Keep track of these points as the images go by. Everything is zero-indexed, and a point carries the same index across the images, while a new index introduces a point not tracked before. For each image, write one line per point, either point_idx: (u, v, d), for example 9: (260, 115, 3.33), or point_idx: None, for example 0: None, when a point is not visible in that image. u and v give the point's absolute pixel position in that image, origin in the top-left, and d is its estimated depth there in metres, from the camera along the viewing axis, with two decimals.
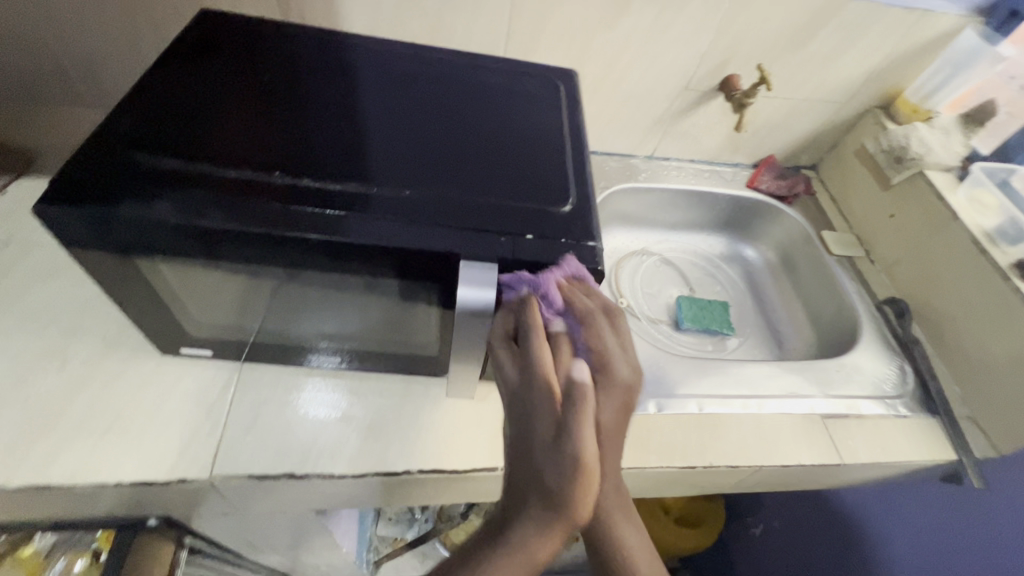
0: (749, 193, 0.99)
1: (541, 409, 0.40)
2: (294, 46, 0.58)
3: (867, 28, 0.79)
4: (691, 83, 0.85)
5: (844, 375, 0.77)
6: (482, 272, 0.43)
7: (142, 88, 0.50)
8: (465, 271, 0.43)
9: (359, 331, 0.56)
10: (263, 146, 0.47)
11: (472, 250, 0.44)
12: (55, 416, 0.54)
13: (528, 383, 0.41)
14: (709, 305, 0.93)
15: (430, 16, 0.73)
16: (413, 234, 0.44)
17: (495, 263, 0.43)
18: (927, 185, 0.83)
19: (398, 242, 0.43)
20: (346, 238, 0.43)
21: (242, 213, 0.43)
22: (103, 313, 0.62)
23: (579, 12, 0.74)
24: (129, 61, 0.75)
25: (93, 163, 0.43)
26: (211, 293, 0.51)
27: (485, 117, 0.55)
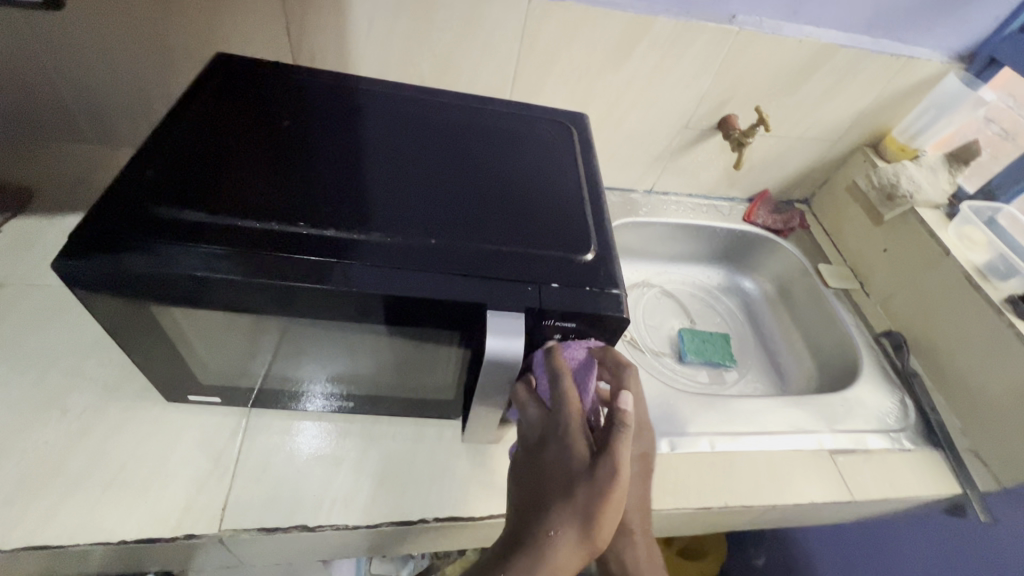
0: (747, 227, 1.01)
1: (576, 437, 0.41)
2: (311, 92, 0.58)
3: (857, 74, 0.83)
4: (690, 122, 0.88)
5: (849, 409, 0.78)
6: (508, 322, 0.43)
7: (162, 137, 0.49)
8: (491, 321, 0.42)
9: (375, 376, 0.55)
10: (285, 196, 0.47)
11: (499, 300, 0.44)
12: (54, 470, 0.52)
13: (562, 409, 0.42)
14: (711, 337, 0.94)
15: (439, 60, 0.74)
16: (439, 284, 0.44)
17: (522, 313, 0.43)
18: (918, 222, 0.87)
19: (425, 293, 0.43)
20: (373, 289, 0.42)
21: (266, 264, 0.42)
22: (104, 358, 0.60)
23: (585, 56, 0.76)
24: (131, 98, 0.74)
25: (114, 216, 0.43)
26: (225, 340, 0.50)
27: (502, 164, 0.56)
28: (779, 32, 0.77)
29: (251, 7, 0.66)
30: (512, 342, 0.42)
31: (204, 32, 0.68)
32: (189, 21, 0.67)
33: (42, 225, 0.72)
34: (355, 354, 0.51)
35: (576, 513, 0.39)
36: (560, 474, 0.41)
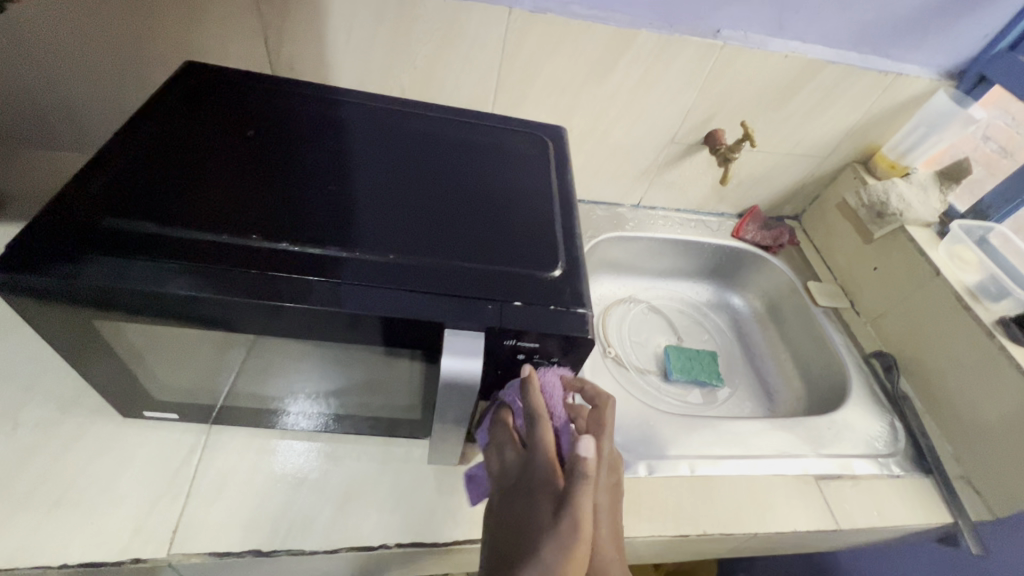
0: (735, 243, 1.00)
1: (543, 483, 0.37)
2: (280, 102, 0.57)
3: (845, 90, 0.82)
4: (677, 136, 0.87)
5: (836, 432, 0.76)
6: (470, 340, 0.42)
7: (121, 145, 0.48)
8: (451, 340, 0.41)
9: (337, 393, 0.53)
10: (242, 208, 0.46)
11: (458, 318, 0.42)
12: (0, 488, 0.50)
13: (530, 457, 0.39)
14: (698, 355, 0.92)
15: (420, 71, 0.74)
16: (397, 301, 0.42)
17: (482, 332, 0.42)
18: (908, 240, 0.85)
19: (381, 311, 0.41)
20: (327, 306, 0.41)
21: (216, 278, 0.40)
22: (62, 371, 0.59)
23: (568, 69, 0.76)
24: (108, 105, 0.74)
25: (60, 227, 0.41)
26: (178, 355, 0.48)
27: (473, 177, 0.55)
28: (765, 46, 0.76)
29: (228, 16, 0.65)
30: (470, 363, 0.41)
31: (180, 41, 0.67)
32: (166, 29, 0.66)
33: (11, 232, 0.70)
34: (315, 371, 0.50)
35: (542, 565, 0.32)
36: (529, 523, 0.35)
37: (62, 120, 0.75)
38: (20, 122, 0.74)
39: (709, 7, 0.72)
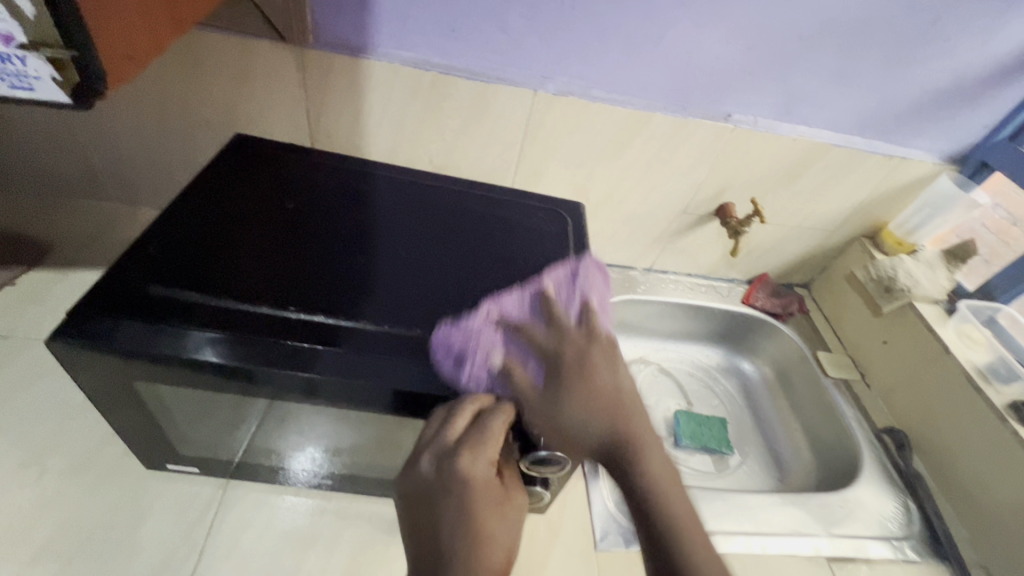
0: (745, 309, 1.01)
1: (487, 469, 0.42)
2: (320, 175, 0.62)
3: (851, 170, 0.86)
4: (688, 207, 0.90)
5: (848, 511, 0.75)
6: None
7: (174, 215, 0.52)
8: None
9: (354, 454, 0.54)
10: (281, 278, 0.49)
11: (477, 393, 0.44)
12: (23, 536, 0.51)
13: (477, 442, 0.42)
14: (708, 420, 0.92)
15: (447, 142, 0.78)
16: (420, 375, 0.44)
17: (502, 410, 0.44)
18: (917, 317, 0.86)
19: (407, 384, 0.44)
20: (356, 376, 0.43)
21: (255, 346, 0.43)
22: (90, 418, 0.61)
23: (586, 145, 0.80)
24: (155, 163, 0.79)
25: (114, 294, 0.44)
26: (203, 413, 0.50)
27: (495, 252, 0.58)
28: (773, 130, 0.80)
29: (275, 90, 0.71)
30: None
31: (229, 110, 0.73)
32: (218, 100, 0.72)
33: (55, 279, 0.74)
34: (335, 433, 0.51)
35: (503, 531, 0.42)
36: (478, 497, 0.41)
37: (111, 174, 0.80)
38: (73, 175, 0.80)
39: (720, 95, 0.76)
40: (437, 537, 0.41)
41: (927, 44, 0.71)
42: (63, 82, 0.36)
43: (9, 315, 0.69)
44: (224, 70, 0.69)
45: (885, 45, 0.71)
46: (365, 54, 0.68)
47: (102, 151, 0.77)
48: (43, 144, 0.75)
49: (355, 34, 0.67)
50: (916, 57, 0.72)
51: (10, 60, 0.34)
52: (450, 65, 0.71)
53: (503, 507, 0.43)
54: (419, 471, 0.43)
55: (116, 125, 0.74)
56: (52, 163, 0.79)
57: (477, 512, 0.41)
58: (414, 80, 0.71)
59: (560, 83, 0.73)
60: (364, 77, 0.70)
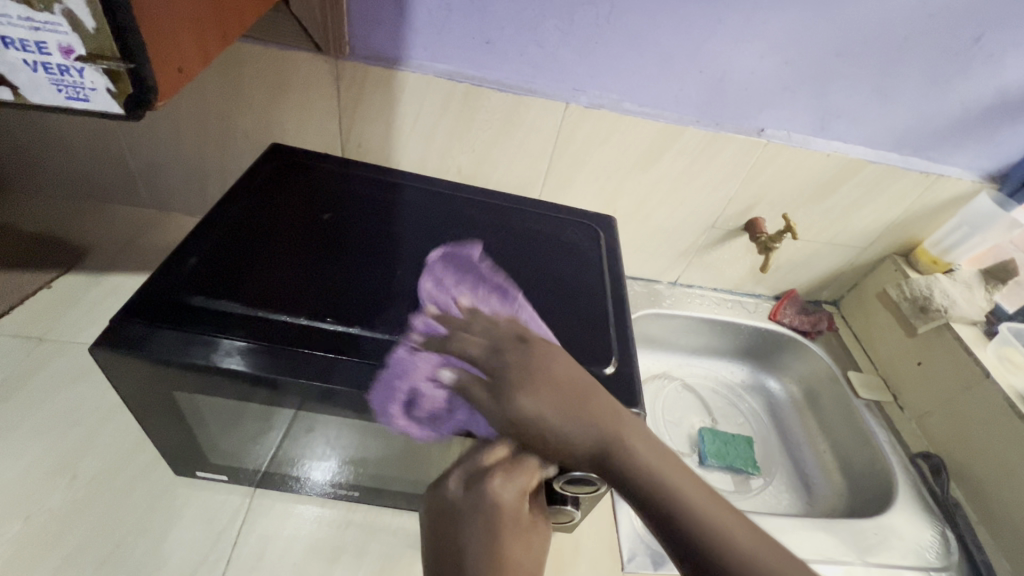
0: (773, 326, 0.99)
1: (517, 499, 0.43)
2: (353, 186, 0.62)
3: (887, 187, 0.84)
4: (717, 222, 0.89)
5: (883, 539, 0.73)
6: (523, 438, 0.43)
7: (212, 224, 0.53)
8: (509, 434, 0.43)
9: (383, 467, 0.54)
10: (317, 290, 0.49)
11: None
12: (55, 539, 0.52)
13: (511, 470, 0.42)
14: (734, 439, 0.91)
15: (477, 153, 0.78)
16: (455, 390, 0.44)
17: None
18: (954, 338, 0.84)
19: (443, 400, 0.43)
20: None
21: (291, 357, 0.43)
22: (123, 421, 0.61)
23: (615, 158, 0.80)
24: (190, 170, 0.80)
25: (154, 302, 0.45)
26: (237, 423, 0.49)
27: (529, 266, 0.57)
28: (807, 145, 0.79)
29: (310, 100, 0.72)
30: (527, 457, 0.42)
31: (264, 119, 0.74)
32: (254, 109, 0.73)
33: (90, 282, 0.75)
34: (366, 447, 0.51)
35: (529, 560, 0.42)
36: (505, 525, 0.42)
37: (147, 180, 0.82)
38: (110, 181, 0.82)
39: (754, 110, 0.75)
40: (457, 557, 0.41)
41: (969, 60, 0.69)
42: (117, 93, 0.36)
43: (44, 317, 0.70)
44: (261, 80, 0.70)
45: (926, 61, 0.70)
46: (400, 65, 0.69)
47: (139, 157, 0.78)
48: (84, 149, 0.77)
49: (391, 46, 0.68)
50: (958, 73, 0.71)
51: (69, 72, 0.35)
52: (483, 77, 0.71)
53: (529, 537, 0.43)
54: (448, 493, 0.43)
55: (155, 133, 0.75)
56: (91, 168, 0.80)
57: (500, 537, 0.41)
58: (447, 92, 0.71)
59: (593, 96, 0.73)
60: (398, 89, 0.71)
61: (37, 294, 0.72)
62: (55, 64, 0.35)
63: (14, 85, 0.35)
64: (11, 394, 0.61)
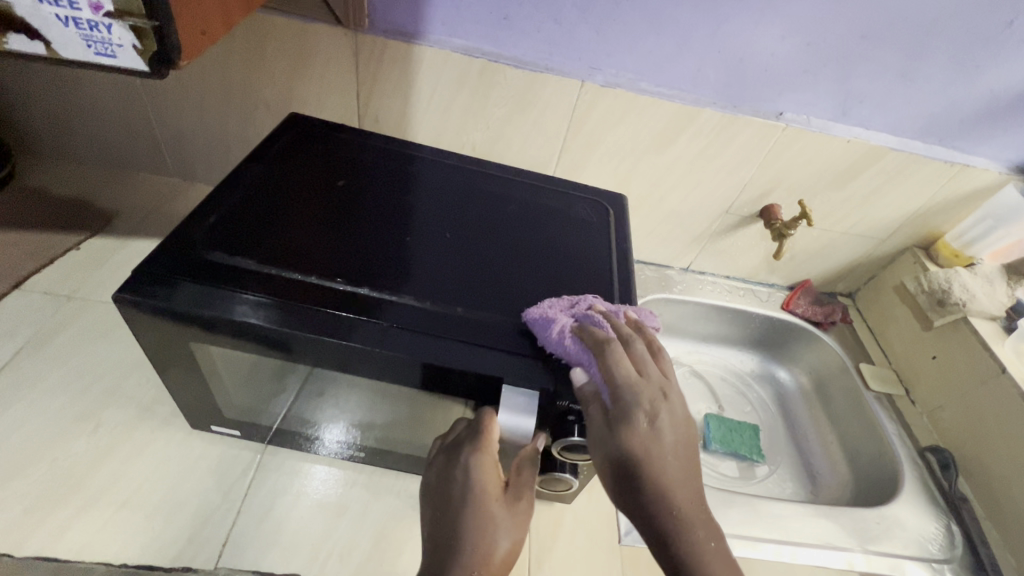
0: (785, 315, 0.98)
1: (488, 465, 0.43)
2: (368, 156, 0.63)
3: (908, 176, 0.82)
4: (732, 208, 0.89)
5: (885, 528, 0.72)
6: (526, 401, 0.44)
7: (233, 188, 0.54)
8: (509, 398, 0.44)
9: (386, 431, 0.55)
10: (330, 253, 0.50)
11: (516, 375, 0.44)
12: (77, 482, 0.54)
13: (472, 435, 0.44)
14: (739, 427, 0.91)
15: (492, 131, 0.79)
16: (461, 354, 0.45)
17: (539, 393, 0.44)
18: (972, 332, 0.82)
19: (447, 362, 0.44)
20: (399, 349, 0.44)
21: (305, 314, 0.45)
22: (145, 376, 0.64)
23: (630, 139, 0.80)
24: (213, 140, 0.82)
25: (175, 258, 0.46)
26: (249, 379, 0.51)
27: (537, 239, 0.58)
28: (827, 130, 0.77)
29: (329, 73, 0.73)
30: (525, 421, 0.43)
31: (285, 90, 0.76)
32: (275, 81, 0.75)
33: (116, 246, 0.78)
34: (372, 409, 0.52)
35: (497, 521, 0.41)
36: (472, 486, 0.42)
37: (172, 149, 0.84)
38: (137, 149, 0.85)
39: (773, 93, 0.74)
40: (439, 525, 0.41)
41: (1001, 44, 0.67)
42: (142, 51, 0.38)
43: (73, 277, 0.72)
44: (283, 52, 0.71)
45: (955, 45, 0.68)
46: (418, 39, 0.70)
47: (166, 126, 0.81)
48: (113, 117, 0.80)
49: (409, 20, 0.68)
50: (988, 59, 0.69)
51: (98, 28, 0.36)
52: (500, 53, 0.71)
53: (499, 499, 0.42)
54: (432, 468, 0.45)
55: (180, 102, 0.78)
56: (118, 136, 0.83)
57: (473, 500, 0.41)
58: (464, 68, 0.72)
59: (609, 75, 0.73)
60: (416, 64, 0.72)
61: (66, 256, 0.74)
62: (84, 20, 0.36)
63: (47, 39, 0.37)
64: (40, 346, 0.64)
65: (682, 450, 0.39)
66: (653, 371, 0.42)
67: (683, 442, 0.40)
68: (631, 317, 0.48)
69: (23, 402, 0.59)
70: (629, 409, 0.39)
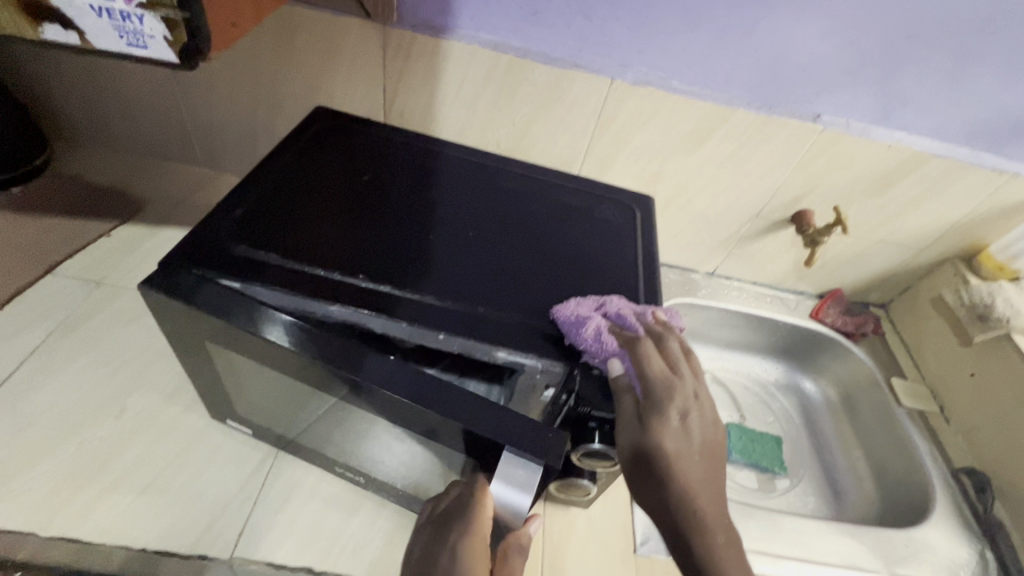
0: (813, 324, 0.95)
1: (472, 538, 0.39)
2: (393, 151, 0.62)
3: (952, 184, 0.78)
4: (762, 212, 0.86)
5: (913, 552, 0.69)
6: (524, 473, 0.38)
7: (258, 180, 0.54)
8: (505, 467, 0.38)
9: (391, 465, 0.51)
10: (352, 249, 0.50)
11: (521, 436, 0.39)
12: (101, 466, 0.55)
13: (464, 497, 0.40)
14: (760, 438, 0.89)
15: (518, 127, 0.78)
16: (461, 400, 0.40)
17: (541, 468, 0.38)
18: (1015, 351, 0.78)
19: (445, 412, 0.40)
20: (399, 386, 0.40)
21: (310, 334, 0.42)
22: (169, 363, 0.65)
23: (659, 139, 0.77)
24: (240, 131, 0.83)
25: (201, 250, 0.47)
26: (264, 385, 0.50)
27: (561, 239, 0.57)
28: (866, 134, 0.74)
29: (355, 66, 0.73)
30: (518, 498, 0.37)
31: (312, 83, 0.76)
32: (303, 74, 0.75)
33: (145, 234, 0.79)
34: (368, 438, 0.49)
35: None
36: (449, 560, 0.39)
37: (201, 139, 0.85)
38: (168, 138, 0.86)
39: (810, 94, 0.71)
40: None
41: None
42: (172, 42, 0.38)
43: (103, 263, 0.74)
44: (310, 44, 0.71)
45: (1012, 46, 0.64)
46: (446, 33, 0.69)
47: (195, 116, 0.82)
48: (146, 106, 0.81)
49: (437, 13, 0.68)
50: None
51: (130, 18, 0.36)
52: (528, 49, 0.70)
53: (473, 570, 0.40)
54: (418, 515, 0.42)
55: (210, 93, 0.78)
56: (151, 126, 0.84)
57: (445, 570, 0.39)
58: (491, 63, 0.71)
59: (639, 73, 0.71)
60: (443, 58, 0.71)
61: (98, 242, 0.76)
62: (117, 10, 0.36)
63: (81, 29, 0.37)
64: (71, 330, 0.65)
65: (708, 451, 0.41)
66: (685, 372, 0.43)
67: (711, 445, 0.41)
68: (659, 315, 0.48)
69: (52, 384, 0.60)
70: (665, 407, 0.40)
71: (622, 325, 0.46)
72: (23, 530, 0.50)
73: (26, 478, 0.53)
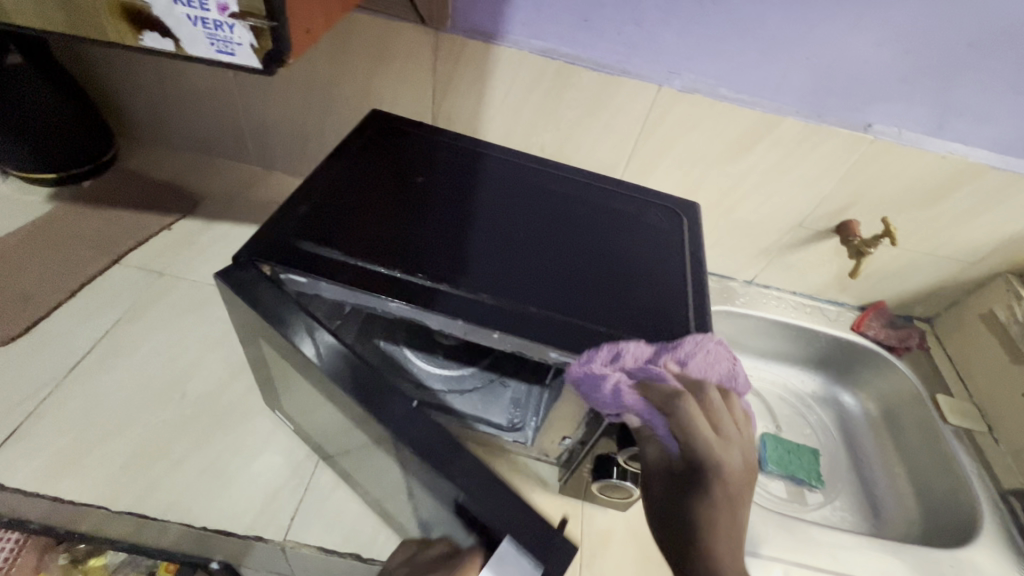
0: (854, 336, 0.94)
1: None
2: (445, 152, 0.64)
3: (1008, 197, 0.76)
4: (806, 221, 0.85)
5: (959, 573, 0.68)
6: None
7: (319, 176, 0.56)
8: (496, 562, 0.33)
9: (407, 511, 0.48)
10: (409, 246, 0.51)
11: (527, 529, 0.34)
12: (165, 446, 0.59)
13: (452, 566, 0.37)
14: (797, 449, 0.88)
15: (562, 132, 0.79)
16: (481, 476, 0.36)
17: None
18: None
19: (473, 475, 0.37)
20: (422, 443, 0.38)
21: (347, 366, 0.41)
22: (225, 352, 0.68)
23: (704, 146, 0.78)
24: (293, 131, 0.86)
25: (268, 243, 0.48)
26: (307, 395, 0.50)
27: (610, 243, 0.57)
28: (919, 145, 0.73)
29: (408, 71, 0.75)
30: None
31: (365, 86, 0.78)
32: (356, 77, 0.77)
33: (202, 227, 0.83)
34: (386, 477, 0.47)
35: None
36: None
37: (256, 138, 0.89)
38: (224, 137, 0.90)
39: (862, 103, 0.71)
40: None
41: None
42: (258, 49, 0.40)
43: (164, 254, 0.78)
44: (365, 49, 0.74)
45: None
46: (497, 39, 0.70)
47: (252, 116, 0.85)
48: (207, 106, 0.85)
49: (490, 20, 0.69)
50: None
51: (222, 27, 0.39)
52: (577, 55, 0.71)
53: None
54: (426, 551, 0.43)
55: (268, 95, 0.82)
56: (210, 125, 0.88)
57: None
58: (540, 69, 0.72)
59: (688, 80, 0.71)
60: (493, 63, 0.72)
61: (160, 234, 0.80)
62: (211, 19, 0.39)
63: (177, 37, 0.40)
64: (137, 317, 0.69)
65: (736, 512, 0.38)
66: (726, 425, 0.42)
67: (743, 506, 0.39)
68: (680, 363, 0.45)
69: (120, 368, 0.64)
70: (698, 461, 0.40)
71: (643, 378, 0.44)
72: (95, 504, 0.54)
73: (97, 455, 0.57)
